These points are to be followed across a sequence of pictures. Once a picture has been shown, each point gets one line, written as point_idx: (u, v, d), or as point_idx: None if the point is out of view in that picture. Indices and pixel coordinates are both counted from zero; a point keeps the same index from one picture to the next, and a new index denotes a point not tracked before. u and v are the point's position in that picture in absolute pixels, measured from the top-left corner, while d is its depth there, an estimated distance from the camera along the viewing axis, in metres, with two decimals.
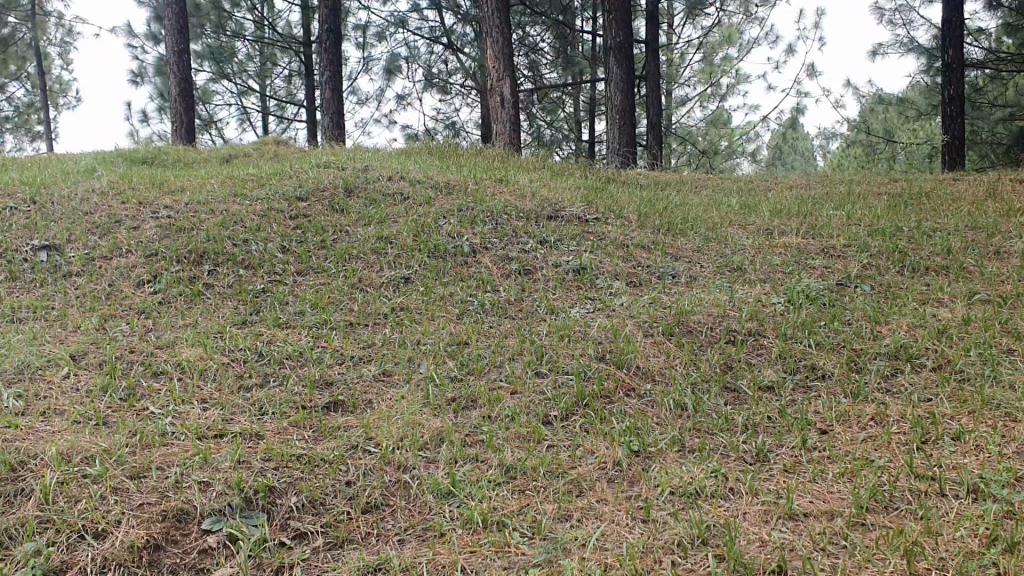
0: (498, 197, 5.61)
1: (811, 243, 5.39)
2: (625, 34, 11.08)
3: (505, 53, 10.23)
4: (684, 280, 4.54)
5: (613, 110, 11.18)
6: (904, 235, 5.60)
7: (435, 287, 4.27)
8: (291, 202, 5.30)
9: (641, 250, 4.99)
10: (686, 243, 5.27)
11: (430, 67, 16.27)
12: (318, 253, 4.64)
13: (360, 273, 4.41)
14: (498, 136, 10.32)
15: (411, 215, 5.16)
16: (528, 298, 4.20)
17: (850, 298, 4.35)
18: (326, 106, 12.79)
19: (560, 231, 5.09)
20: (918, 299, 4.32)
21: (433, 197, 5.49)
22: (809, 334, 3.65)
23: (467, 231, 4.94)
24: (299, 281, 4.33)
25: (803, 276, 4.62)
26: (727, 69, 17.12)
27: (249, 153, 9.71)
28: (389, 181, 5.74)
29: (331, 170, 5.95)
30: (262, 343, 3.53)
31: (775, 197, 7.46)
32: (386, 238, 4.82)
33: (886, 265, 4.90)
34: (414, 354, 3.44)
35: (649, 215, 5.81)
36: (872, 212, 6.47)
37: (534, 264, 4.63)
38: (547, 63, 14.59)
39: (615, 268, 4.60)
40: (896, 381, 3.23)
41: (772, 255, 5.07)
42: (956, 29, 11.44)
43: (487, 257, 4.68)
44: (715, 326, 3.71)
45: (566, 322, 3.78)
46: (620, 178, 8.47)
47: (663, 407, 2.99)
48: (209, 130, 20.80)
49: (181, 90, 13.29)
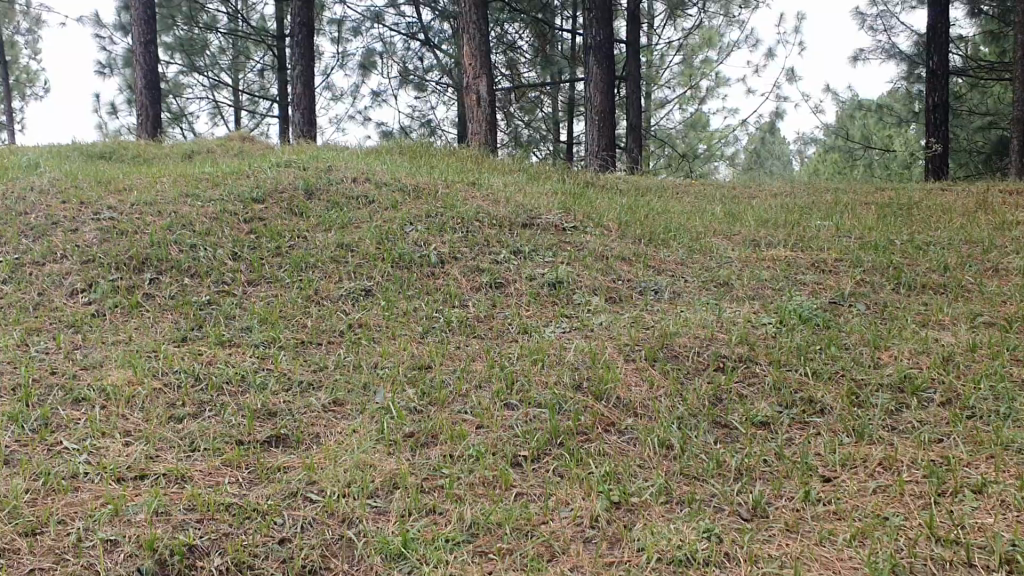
0: (470, 202, 5.28)
1: (801, 256, 5.09)
2: (606, 33, 10.80)
3: (482, 50, 9.89)
4: (668, 297, 4.22)
5: (593, 111, 10.87)
6: (896, 249, 5.31)
7: (398, 302, 3.93)
8: (248, 203, 4.94)
9: (622, 263, 4.67)
10: (669, 255, 4.96)
11: (406, 64, 15.91)
12: (272, 262, 4.29)
13: (317, 284, 4.06)
14: (474, 135, 9.98)
15: (375, 220, 4.82)
16: (499, 314, 3.87)
17: (846, 319, 4.04)
18: (297, 102, 12.39)
19: (535, 240, 4.76)
20: (917, 321, 4.02)
21: (399, 201, 5.16)
22: (805, 361, 3.34)
23: (436, 239, 4.60)
24: (249, 292, 3.98)
25: (794, 294, 4.32)
26: (707, 72, 16.88)
27: (211, 149, 9.32)
28: (353, 183, 5.39)
29: (292, 169, 5.60)
30: (200, 365, 3.17)
31: (760, 206, 7.17)
32: (347, 246, 4.47)
33: (881, 282, 4.61)
34: (370, 379, 3.09)
35: (630, 224, 5.49)
36: (862, 224, 6.20)
37: (507, 276, 4.30)
38: (525, 61, 14.27)
39: (594, 282, 4.28)
40: (902, 418, 2.92)
41: (759, 269, 4.76)
42: (941, 33, 11.20)
43: (455, 268, 4.34)
44: (703, 351, 3.40)
45: (539, 343, 3.45)
46: (598, 182, 8.16)
47: (646, 447, 2.67)
48: (179, 123, 20.31)
49: (147, 83, 12.80)
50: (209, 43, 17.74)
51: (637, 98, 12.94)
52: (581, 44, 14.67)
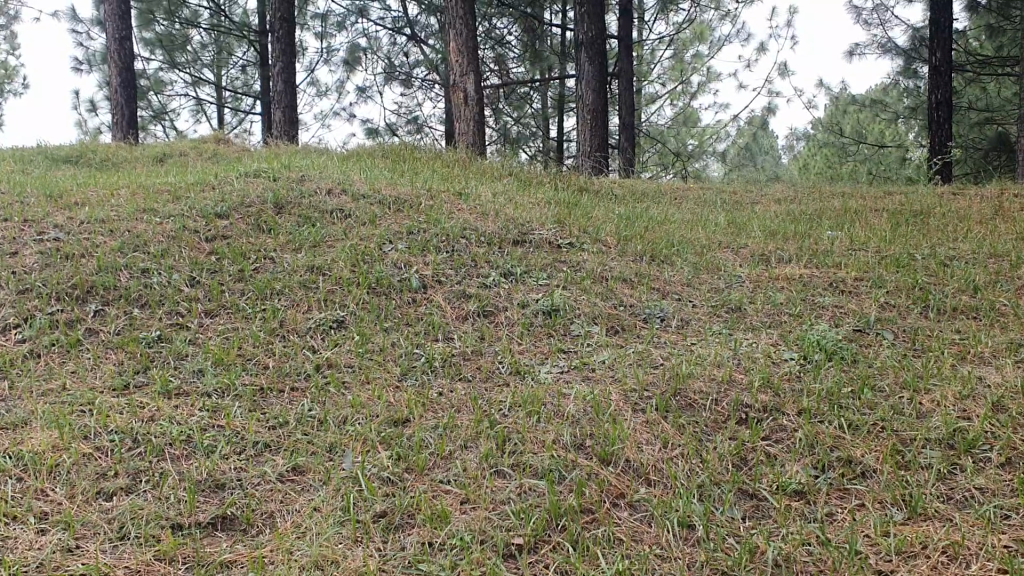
0: (456, 216, 4.84)
1: (817, 274, 4.68)
2: (598, 29, 10.38)
3: (470, 46, 9.45)
4: (675, 326, 3.80)
5: (585, 110, 10.43)
6: (918, 265, 4.90)
7: (374, 336, 3.49)
8: (210, 220, 4.50)
9: (623, 285, 4.23)
10: (672, 274, 4.53)
11: (391, 59, 15.44)
12: (233, 288, 3.84)
13: (282, 315, 3.62)
14: (461, 136, 9.54)
15: (350, 238, 4.38)
16: (488, 350, 3.43)
17: (876, 353, 3.62)
18: (278, 101, 11.93)
19: (527, 260, 4.33)
20: (954, 354, 3.61)
21: (379, 215, 4.72)
22: (838, 411, 2.92)
23: (417, 260, 4.17)
24: (206, 326, 3.54)
25: (814, 322, 3.90)
26: (698, 67, 16.47)
27: (185, 151, 8.88)
28: (328, 195, 4.95)
29: (261, 179, 5.15)
30: (139, 422, 2.73)
31: (764, 213, 6.76)
32: (318, 268, 4.02)
33: (907, 305, 4.20)
34: (337, 439, 2.65)
35: (631, 239, 5.07)
36: (877, 234, 5.79)
37: (496, 303, 3.86)
38: (514, 57, 13.84)
39: (593, 309, 3.85)
40: (958, 484, 2.50)
41: (773, 291, 4.35)
42: (945, 28, 10.80)
43: (440, 293, 3.90)
44: (721, 398, 2.96)
45: (534, 389, 3.02)
46: (592, 187, 7.74)
47: (664, 529, 2.25)
48: (160, 121, 19.81)
49: (122, 81, 12.33)
50: (191, 39, 17.25)
51: (630, 95, 12.52)
52: (571, 39, 14.23)
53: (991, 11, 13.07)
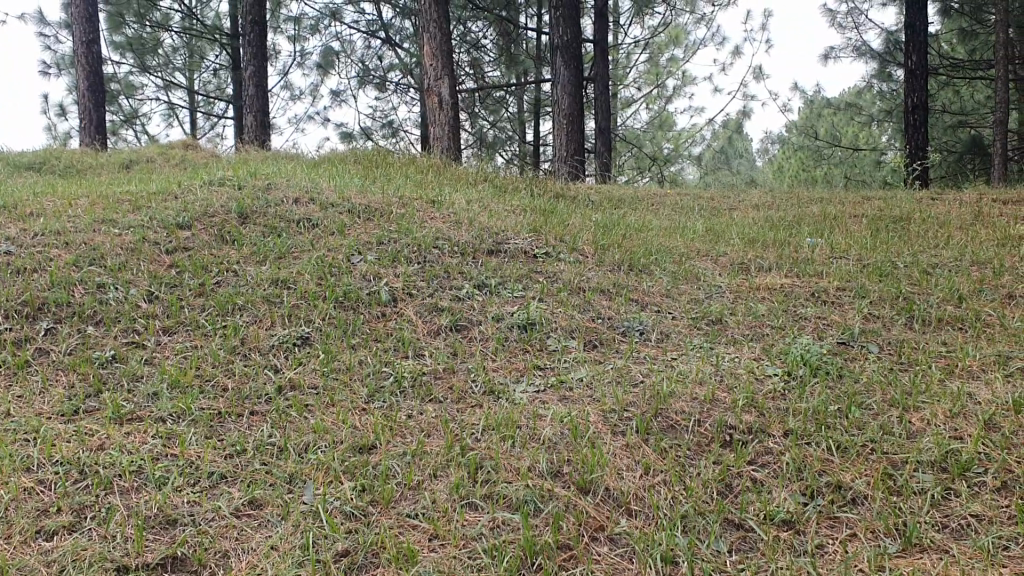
0: (428, 225, 4.69)
1: (799, 284, 4.56)
2: (574, 32, 10.26)
3: (444, 50, 9.29)
4: (655, 339, 3.67)
5: (561, 114, 10.30)
6: (900, 273, 4.80)
7: (342, 354, 3.33)
8: (171, 230, 4.32)
9: (601, 296, 4.10)
10: (651, 284, 4.40)
11: (365, 63, 15.26)
12: (193, 303, 3.67)
13: (243, 332, 3.46)
14: (436, 141, 9.39)
15: (317, 249, 4.21)
16: (461, 367, 3.27)
17: (864, 368, 3.50)
18: (250, 105, 11.72)
19: (501, 271, 4.18)
20: (942, 368, 3.50)
21: (347, 225, 4.56)
22: (825, 432, 2.80)
23: (387, 271, 4.01)
24: (164, 345, 3.38)
25: (797, 335, 3.78)
26: (674, 70, 16.40)
27: (152, 157, 8.67)
28: (295, 203, 4.78)
29: (225, 187, 4.97)
30: (86, 452, 2.56)
31: (742, 220, 6.65)
32: (283, 282, 3.86)
33: (891, 316, 4.10)
34: (298, 470, 2.50)
35: (609, 247, 4.93)
36: (858, 242, 5.69)
37: (469, 317, 3.71)
38: (489, 60, 13.72)
39: (570, 322, 3.71)
40: (954, 511, 2.38)
41: (755, 302, 4.23)
42: (920, 31, 10.77)
43: (410, 306, 3.75)
44: (704, 419, 2.83)
45: (508, 410, 2.87)
46: (569, 193, 7.60)
47: (646, 565, 2.11)
48: (131, 125, 19.49)
49: (89, 85, 12.07)
50: (162, 42, 16.98)
51: (606, 99, 12.42)
52: (547, 42, 14.11)
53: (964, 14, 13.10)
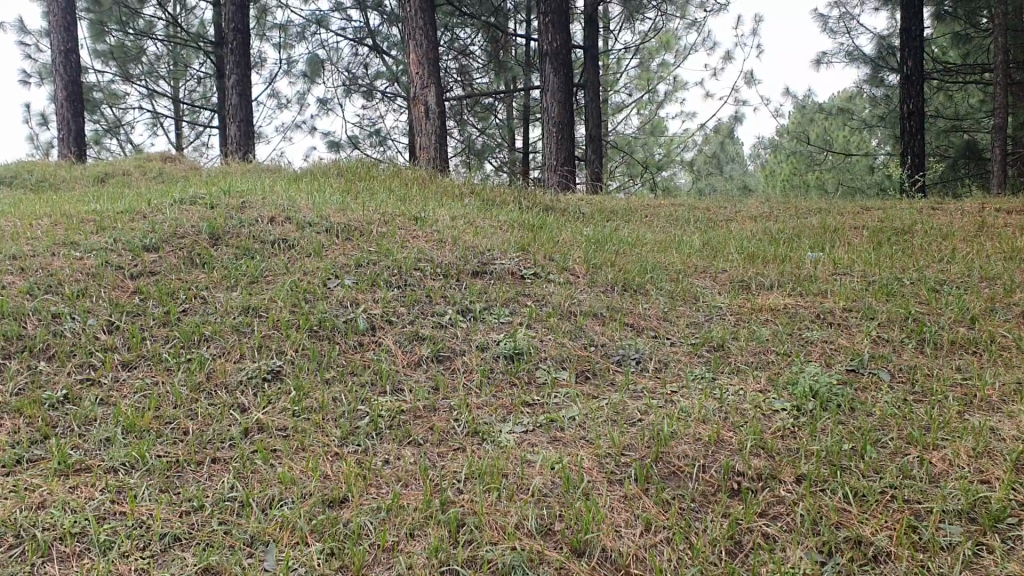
0: (410, 245, 4.45)
1: (803, 304, 4.33)
2: (563, 38, 10.03)
3: (430, 57, 9.05)
4: (652, 369, 3.42)
5: (550, 122, 10.06)
6: (908, 291, 4.57)
7: (315, 390, 3.08)
8: (137, 253, 4.07)
9: (594, 321, 3.86)
10: (647, 307, 4.15)
11: (352, 70, 15.00)
12: (156, 334, 3.42)
13: (209, 366, 3.21)
14: (423, 151, 9.13)
15: (291, 273, 3.96)
16: (443, 404, 3.02)
17: (876, 399, 3.27)
18: (233, 115, 11.44)
19: (487, 295, 3.94)
20: (960, 398, 3.26)
21: (325, 246, 4.32)
22: (842, 478, 2.55)
23: (366, 296, 3.76)
24: (122, 382, 3.12)
25: (803, 364, 3.55)
26: (664, 76, 16.19)
27: (129, 170, 8.40)
28: (269, 222, 4.53)
29: (196, 205, 4.72)
30: (23, 511, 2.31)
31: (739, 233, 6.42)
32: (254, 309, 3.61)
33: (901, 340, 3.86)
34: (259, 530, 2.25)
35: (602, 266, 4.69)
36: (860, 256, 5.46)
37: (453, 346, 3.46)
38: (477, 67, 13.49)
39: (560, 351, 3.47)
40: (989, 572, 2.13)
41: (757, 325, 4.00)
42: (915, 36, 10.57)
43: (389, 335, 3.50)
44: (708, 464, 2.59)
45: (493, 455, 2.62)
46: (559, 206, 7.36)
47: None
48: (115, 134, 19.20)
49: (68, 94, 11.78)
50: (146, 50, 16.70)
51: (597, 106, 12.22)
52: (535, 49, 13.87)
53: (958, 18, 12.92)
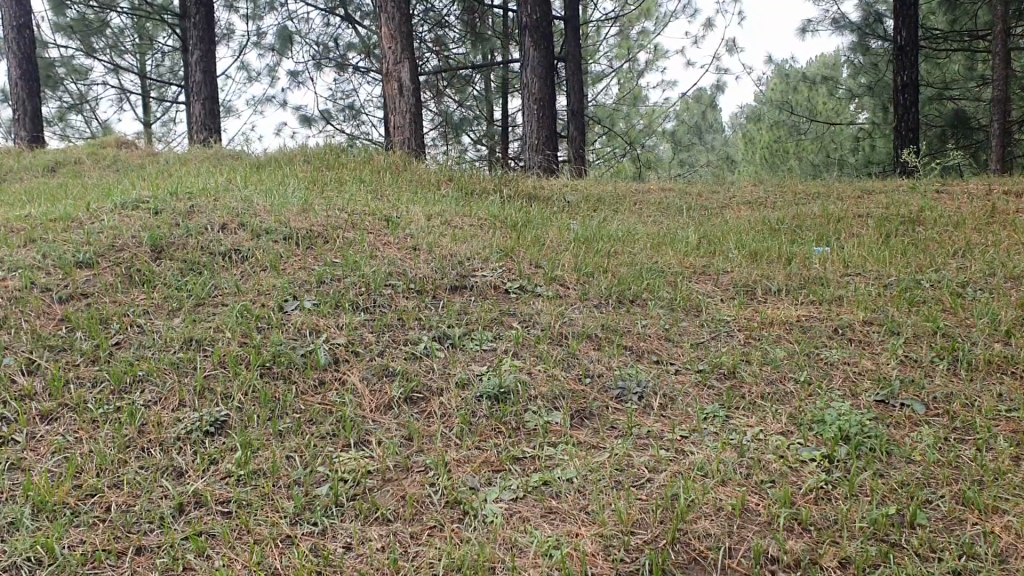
0: (379, 256, 3.98)
1: (818, 316, 3.90)
2: (543, 10, 9.50)
3: (403, 31, 8.49)
4: (658, 405, 2.98)
5: (529, 98, 9.54)
6: (930, 296, 4.13)
7: (266, 447, 2.62)
8: (67, 270, 3.58)
9: (589, 346, 3.41)
10: (646, 324, 3.70)
11: (324, 42, 14.36)
12: (82, 375, 2.94)
13: (141, 418, 2.74)
14: (396, 130, 8.62)
15: (243, 294, 3.48)
16: (417, 463, 2.56)
17: (915, 439, 2.84)
18: (196, 93, 10.80)
19: (466, 318, 3.48)
20: (1011, 439, 2.83)
21: (283, 259, 3.83)
22: (897, 566, 2.12)
23: (328, 323, 3.30)
24: (38, 440, 2.65)
25: (827, 396, 3.12)
26: (645, 44, 15.63)
27: (80, 158, 7.87)
28: (220, 230, 4.04)
29: (140, 210, 4.23)
30: None
31: (734, 223, 5.98)
32: (198, 342, 3.13)
33: (931, 360, 3.44)
34: None
35: (592, 274, 4.24)
36: (870, 252, 5.03)
37: (429, 384, 3.00)
38: (453, 38, 12.89)
39: (552, 387, 3.01)
40: None
41: (770, 345, 3.57)
42: (909, 5, 10.08)
43: (355, 371, 3.04)
44: (736, 549, 2.16)
45: (475, 542, 2.17)
46: (542, 193, 6.92)
47: None
48: (79, 109, 18.46)
49: (22, 73, 11.12)
50: (109, 23, 15.93)
51: (578, 79, 11.68)
52: (513, 18, 13.28)
53: None
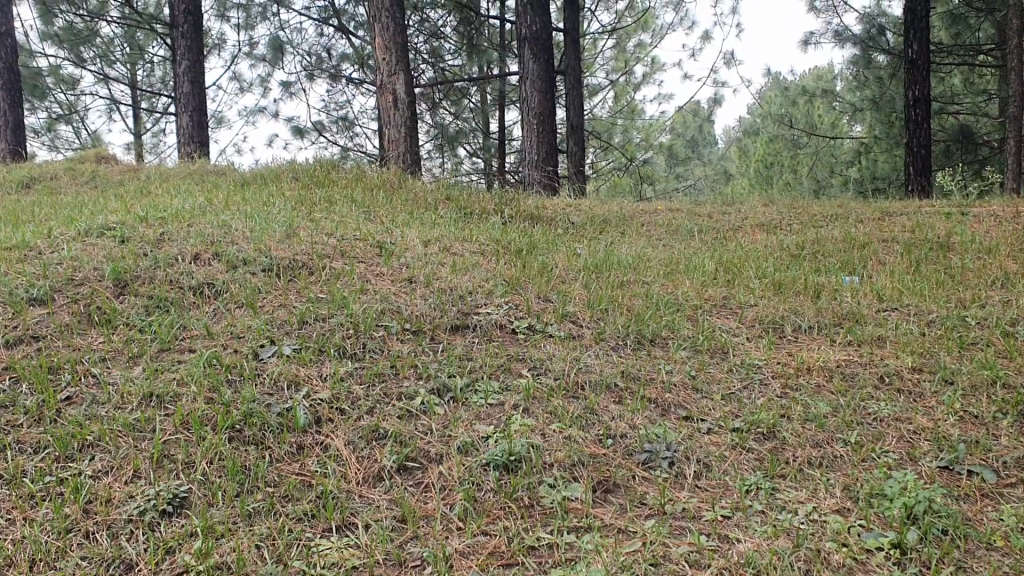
0: (369, 291, 3.57)
1: (858, 362, 3.49)
2: (543, 21, 9.12)
3: (398, 42, 8.11)
4: (691, 474, 2.58)
5: (529, 113, 9.15)
6: (980, 338, 3.72)
7: (232, 535, 2.20)
8: (17, 309, 3.16)
9: (609, 399, 2.99)
10: (670, 369, 3.30)
11: (317, 52, 13.97)
12: (22, 438, 2.52)
13: (88, 494, 2.32)
14: (390, 145, 8.22)
15: (215, 338, 3.07)
16: (413, 555, 2.15)
17: (993, 519, 2.43)
18: (184, 104, 10.37)
19: (469, 365, 3.08)
20: None
21: (263, 294, 3.43)
22: None
23: (311, 373, 2.89)
24: None
25: (884, 463, 2.71)
26: (642, 56, 15.28)
27: (57, 174, 7.44)
28: (192, 261, 3.63)
29: (105, 239, 3.82)
30: None
31: (749, 249, 5.58)
32: (161, 398, 2.71)
33: (996, 416, 3.02)
34: None
35: (606, 310, 3.83)
36: (904, 283, 4.63)
37: (427, 449, 2.58)
38: (449, 49, 12.50)
39: (569, 452, 2.59)
40: None
41: (813, 397, 3.16)
42: (921, 19, 9.70)
43: (340, 433, 2.63)
44: None
45: None
46: (544, 213, 6.53)
47: None
48: (69, 119, 18.05)
49: (3, 83, 10.66)
50: (98, 32, 15.51)
51: (578, 92, 11.29)
52: (510, 29, 12.90)
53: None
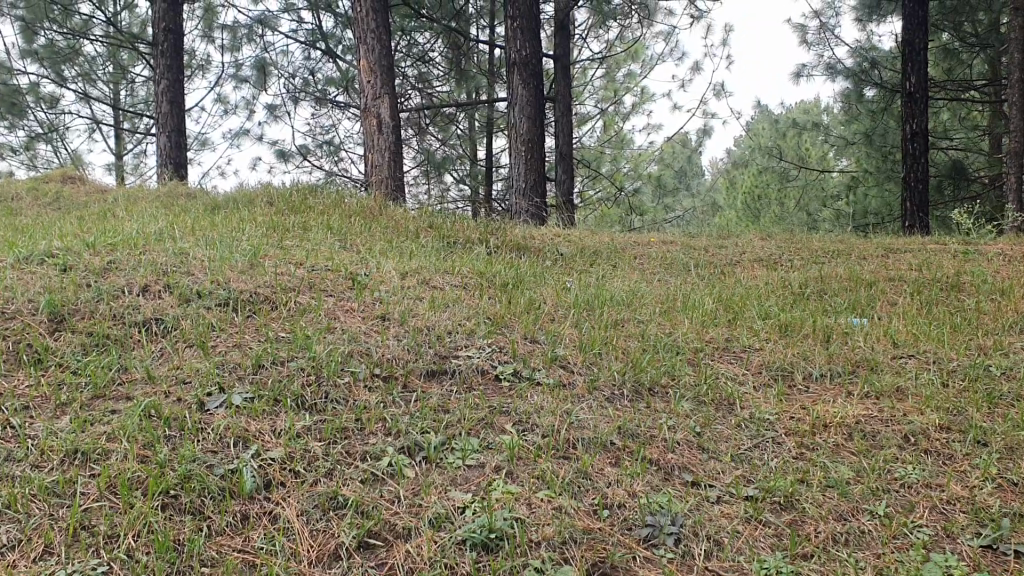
0: (336, 330, 3.21)
1: (881, 418, 3.13)
2: (533, 46, 8.81)
3: (384, 64, 7.78)
4: (699, 554, 2.21)
5: (517, 141, 8.83)
6: (1008, 392, 3.38)
7: None
8: None
9: (604, 460, 2.64)
10: (673, 424, 2.95)
11: (303, 74, 13.65)
12: None
13: None
14: (373, 170, 7.86)
15: (157, 384, 2.70)
16: None
17: None
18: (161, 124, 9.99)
19: (447, 418, 2.72)
20: None
21: (217, 333, 3.06)
22: None
23: (264, 429, 2.53)
24: None
25: (921, 542, 2.34)
26: (632, 86, 15.05)
27: (19, 193, 7.05)
28: (140, 294, 3.26)
29: (46, 268, 3.45)
30: None
31: (749, 286, 5.25)
32: (87, 457, 2.33)
33: None
34: None
35: (600, 354, 3.48)
36: (917, 326, 4.30)
37: (392, 523, 2.21)
38: (437, 74, 12.22)
39: (558, 528, 2.22)
40: None
41: (833, 459, 2.81)
42: (918, 50, 9.45)
43: (294, 500, 2.26)
44: None
45: None
46: (531, 243, 6.20)
47: None
48: (47, 137, 17.65)
49: None
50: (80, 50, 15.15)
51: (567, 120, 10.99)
52: (500, 56, 12.63)
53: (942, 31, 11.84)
